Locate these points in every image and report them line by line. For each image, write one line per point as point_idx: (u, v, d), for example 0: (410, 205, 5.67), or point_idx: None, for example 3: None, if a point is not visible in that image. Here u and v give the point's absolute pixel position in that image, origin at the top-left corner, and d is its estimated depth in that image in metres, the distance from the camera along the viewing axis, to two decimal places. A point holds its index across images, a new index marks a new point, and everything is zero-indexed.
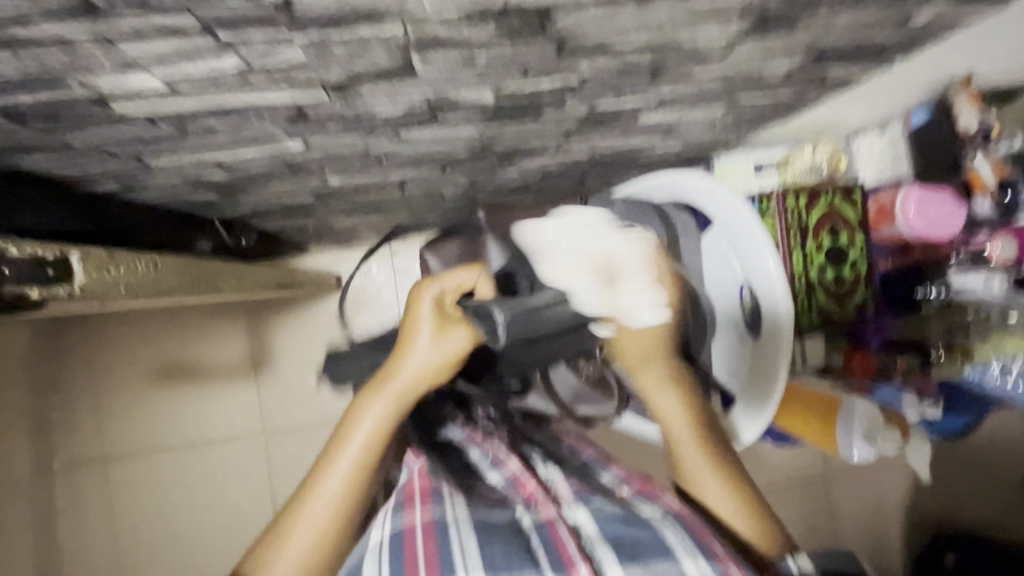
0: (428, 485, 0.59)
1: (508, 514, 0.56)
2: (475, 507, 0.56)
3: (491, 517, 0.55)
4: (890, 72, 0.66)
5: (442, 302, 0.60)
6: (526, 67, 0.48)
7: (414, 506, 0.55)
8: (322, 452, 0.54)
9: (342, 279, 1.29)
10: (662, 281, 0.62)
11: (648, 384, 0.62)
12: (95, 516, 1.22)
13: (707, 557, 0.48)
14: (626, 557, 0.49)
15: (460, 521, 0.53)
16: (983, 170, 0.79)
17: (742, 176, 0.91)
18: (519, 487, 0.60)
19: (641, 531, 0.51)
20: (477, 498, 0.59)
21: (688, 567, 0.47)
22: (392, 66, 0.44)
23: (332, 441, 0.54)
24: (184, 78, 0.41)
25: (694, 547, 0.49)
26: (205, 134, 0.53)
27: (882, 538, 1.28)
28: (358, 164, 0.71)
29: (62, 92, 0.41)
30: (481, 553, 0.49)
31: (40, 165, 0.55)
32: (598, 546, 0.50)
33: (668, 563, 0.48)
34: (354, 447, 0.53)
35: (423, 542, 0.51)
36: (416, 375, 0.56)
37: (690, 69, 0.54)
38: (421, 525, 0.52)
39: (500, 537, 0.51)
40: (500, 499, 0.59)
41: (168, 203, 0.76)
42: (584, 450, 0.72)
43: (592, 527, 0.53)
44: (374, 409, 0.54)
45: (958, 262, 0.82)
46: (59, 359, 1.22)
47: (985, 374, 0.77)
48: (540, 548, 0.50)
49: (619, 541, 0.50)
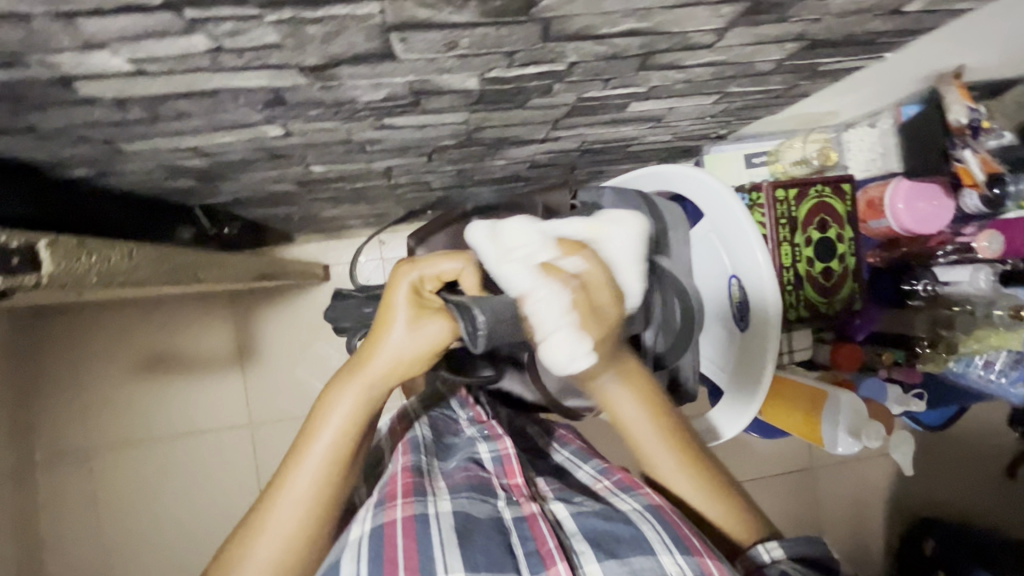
0: (410, 481, 0.55)
1: (490, 507, 0.54)
2: (457, 497, 0.54)
3: (472, 509, 0.53)
4: (881, 63, 0.65)
5: (416, 288, 0.56)
6: (511, 52, 0.46)
7: (394, 501, 0.52)
8: (291, 448, 0.53)
9: (328, 269, 1.27)
10: (588, 322, 0.55)
11: (603, 392, 0.59)
12: (76, 509, 1.20)
13: (683, 551, 0.48)
14: (604, 553, 0.49)
15: (442, 514, 0.51)
16: (972, 165, 0.78)
17: (732, 168, 0.91)
18: (505, 471, 0.59)
19: (619, 526, 0.51)
20: (461, 480, 0.57)
21: (665, 562, 0.48)
22: (371, 48, 0.42)
23: (301, 437, 0.52)
24: (151, 58, 0.39)
25: (673, 543, 0.49)
26: (179, 118, 0.51)
27: (864, 527, 1.30)
28: (341, 152, 0.69)
29: (21, 71, 0.39)
30: (461, 551, 0.48)
31: (6, 148, 0.52)
32: (578, 542, 0.50)
33: (646, 558, 0.48)
34: (322, 442, 0.51)
35: (404, 538, 0.49)
36: (386, 368, 0.53)
37: (679, 56, 0.52)
38: (402, 520, 0.50)
39: (480, 532, 0.50)
40: (483, 483, 0.57)
41: (145, 189, 0.74)
42: (571, 443, 0.72)
43: (572, 523, 0.53)
44: (342, 400, 0.52)
45: (946, 255, 0.83)
46: (36, 349, 1.20)
47: (969, 367, 0.82)
48: (520, 548, 0.50)
49: (598, 537, 0.50)
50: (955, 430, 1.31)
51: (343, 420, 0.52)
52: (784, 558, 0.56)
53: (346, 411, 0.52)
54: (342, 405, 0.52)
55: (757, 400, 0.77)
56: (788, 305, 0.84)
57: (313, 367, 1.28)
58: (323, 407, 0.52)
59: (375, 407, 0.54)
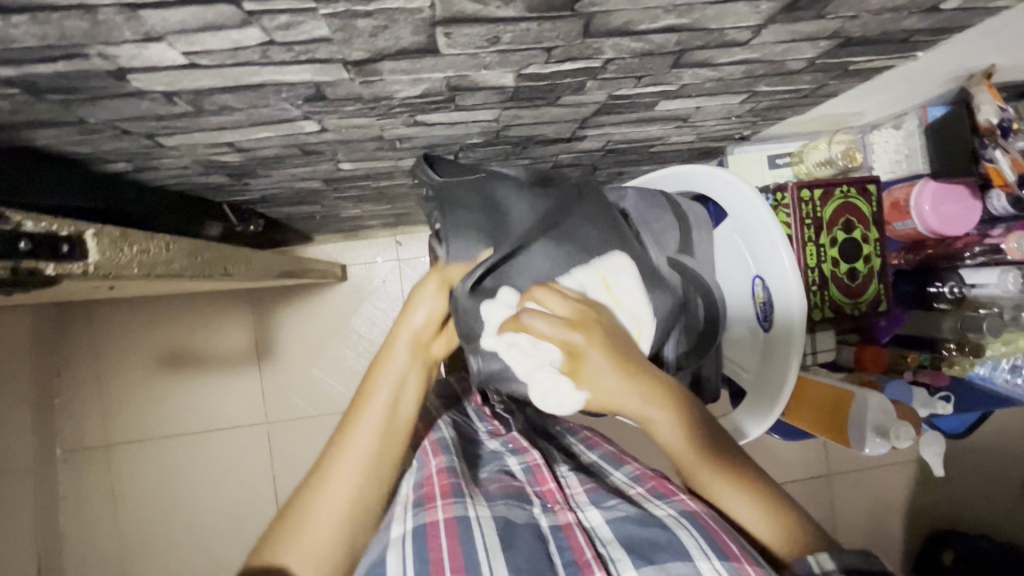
0: (448, 482, 0.57)
1: (527, 514, 0.56)
2: (494, 505, 0.57)
3: (512, 514, 0.55)
4: (912, 62, 0.65)
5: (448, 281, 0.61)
6: (549, 47, 0.47)
7: (435, 503, 0.54)
8: (340, 427, 0.57)
9: (346, 269, 1.28)
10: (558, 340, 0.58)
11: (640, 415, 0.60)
12: (98, 503, 1.22)
13: (720, 556, 0.47)
14: (641, 560, 0.49)
15: (481, 518, 0.53)
16: (1001, 165, 0.76)
17: (756, 168, 0.91)
18: (537, 479, 0.62)
19: (657, 532, 0.51)
20: (496, 489, 0.60)
21: (702, 567, 0.47)
22: (416, 43, 0.43)
23: (349, 415, 0.57)
24: (205, 50, 0.41)
25: (710, 550, 0.48)
26: (221, 113, 0.52)
27: (882, 538, 1.28)
28: (372, 149, 0.70)
29: (79, 63, 0.40)
30: (505, 556, 0.49)
31: (53, 141, 0.54)
32: (614, 549, 0.51)
33: (683, 564, 0.47)
34: (373, 406, 0.56)
35: (447, 541, 0.51)
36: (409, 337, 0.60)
37: (714, 54, 0.53)
38: (444, 522, 0.52)
39: (522, 538, 0.52)
40: (517, 492, 0.60)
41: (177, 184, 0.75)
42: (599, 446, 0.74)
43: (607, 530, 0.54)
44: (390, 369, 0.58)
45: (973, 257, 0.83)
46: (63, 344, 1.22)
47: (995, 371, 0.81)
48: (558, 556, 0.51)
49: (635, 542, 0.51)
50: (976, 439, 1.29)
51: (392, 384, 0.58)
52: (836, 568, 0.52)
53: (399, 373, 0.58)
54: (396, 366, 0.59)
55: (780, 403, 0.77)
56: (812, 306, 0.84)
57: (330, 366, 1.29)
58: (374, 376, 0.58)
59: (400, 432, 0.57)
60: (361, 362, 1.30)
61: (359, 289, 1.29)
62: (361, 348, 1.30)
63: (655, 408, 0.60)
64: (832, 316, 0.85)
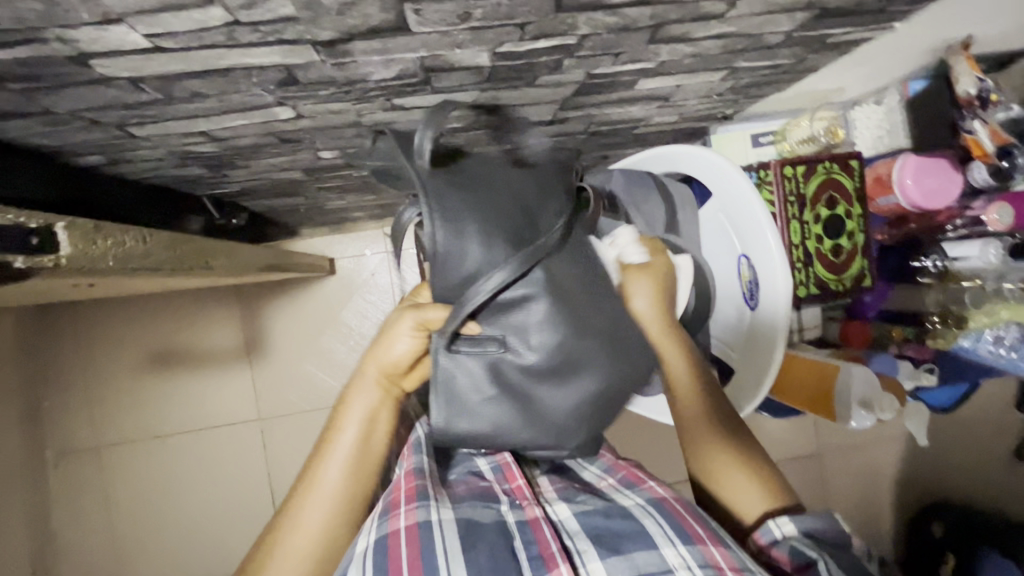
0: (414, 485, 0.57)
1: (494, 512, 0.56)
2: (460, 505, 0.56)
3: (477, 516, 0.55)
4: (890, 33, 0.65)
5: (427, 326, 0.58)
6: (523, 23, 0.46)
7: (399, 509, 0.54)
8: (311, 460, 0.59)
9: (335, 263, 1.28)
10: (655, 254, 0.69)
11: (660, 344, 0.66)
12: (91, 506, 1.22)
13: (685, 541, 0.49)
14: (606, 550, 0.50)
15: (444, 520, 0.53)
16: (980, 136, 0.77)
17: (739, 147, 0.92)
18: (506, 478, 0.61)
19: (622, 522, 0.52)
20: (462, 491, 0.60)
21: (668, 554, 0.49)
22: (385, 20, 0.42)
23: (319, 449, 0.59)
24: (167, 32, 0.40)
25: (675, 535, 0.50)
26: (191, 100, 0.51)
27: (873, 512, 1.30)
28: (350, 136, 0.69)
29: (38, 48, 0.39)
30: (465, 560, 0.50)
31: (18, 133, 0.53)
32: (581, 541, 0.52)
33: (648, 552, 0.49)
34: (343, 439, 0.59)
35: (409, 551, 0.50)
36: (378, 371, 0.60)
37: (690, 28, 0.53)
38: (407, 529, 0.51)
39: (484, 539, 0.52)
40: (486, 492, 0.59)
41: (154, 177, 0.74)
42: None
43: (574, 522, 0.54)
44: (358, 404, 0.60)
45: (955, 230, 0.85)
46: (47, 347, 1.21)
47: (979, 342, 0.80)
48: (524, 550, 0.52)
49: (602, 535, 0.52)
50: (965, 415, 1.31)
51: (361, 419, 0.59)
52: (795, 533, 0.57)
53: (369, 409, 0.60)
54: (365, 402, 0.60)
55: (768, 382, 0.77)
56: (798, 282, 0.84)
57: (322, 361, 1.28)
58: (342, 411, 0.60)
59: (368, 455, 0.59)
60: (352, 356, 1.29)
61: (348, 282, 1.29)
62: (352, 342, 1.29)
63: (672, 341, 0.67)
64: (817, 293, 0.85)
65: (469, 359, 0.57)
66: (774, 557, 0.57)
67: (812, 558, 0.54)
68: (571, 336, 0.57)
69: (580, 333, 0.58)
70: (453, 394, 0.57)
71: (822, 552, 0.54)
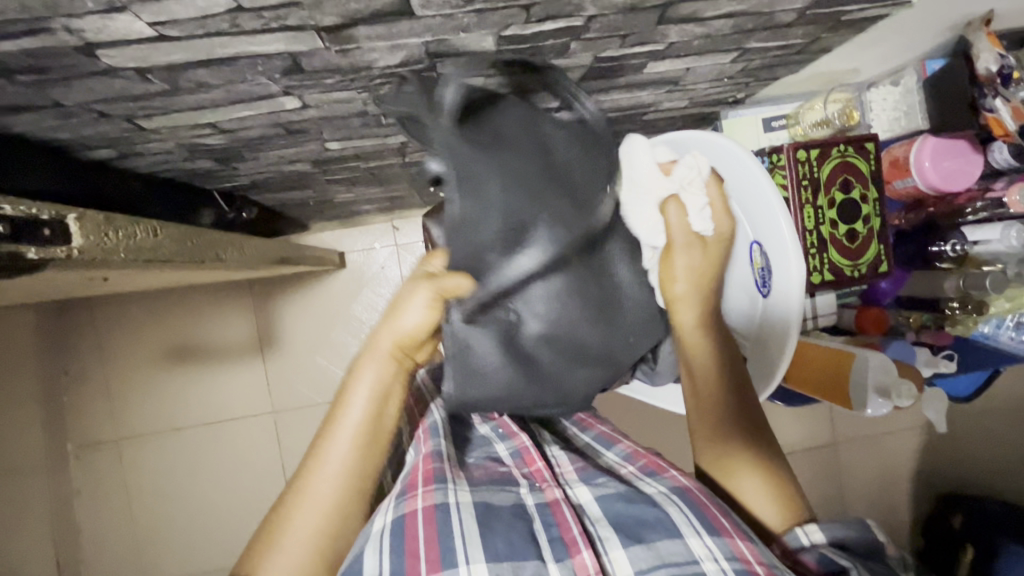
0: (431, 467, 0.57)
1: (512, 496, 0.56)
2: (478, 489, 0.56)
3: (494, 499, 0.55)
4: (907, 10, 0.63)
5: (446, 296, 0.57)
6: (528, 4, 0.46)
7: (416, 490, 0.54)
8: (319, 435, 0.59)
9: (344, 256, 1.28)
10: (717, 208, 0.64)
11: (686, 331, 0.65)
12: (110, 496, 1.24)
13: (711, 533, 0.48)
14: (630, 538, 0.50)
15: (462, 504, 0.53)
16: (1001, 115, 0.73)
17: (751, 132, 0.89)
18: (525, 462, 0.62)
19: (646, 509, 0.52)
20: (480, 475, 0.60)
21: (693, 545, 0.48)
22: (389, 4, 0.42)
23: (327, 424, 0.59)
24: (172, 21, 0.40)
25: (701, 526, 0.49)
26: (198, 90, 0.51)
27: (890, 502, 1.28)
28: (357, 126, 0.69)
29: (46, 39, 0.39)
30: (483, 544, 0.49)
31: (30, 127, 0.53)
32: (602, 527, 0.52)
33: (672, 542, 0.49)
34: (352, 412, 0.58)
35: (426, 529, 0.50)
36: (391, 343, 0.59)
37: (699, 7, 0.52)
38: (424, 510, 0.52)
39: (502, 521, 0.52)
40: (504, 477, 0.60)
41: (164, 170, 0.74)
42: (593, 427, 0.71)
43: (595, 507, 0.54)
44: (366, 376, 0.59)
45: (974, 212, 0.82)
46: (65, 341, 1.23)
47: (999, 328, 0.81)
48: (544, 533, 0.51)
49: (623, 521, 0.52)
50: (984, 404, 1.28)
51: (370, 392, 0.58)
52: (823, 542, 0.56)
53: (378, 382, 0.59)
54: (373, 375, 0.59)
55: (778, 373, 0.76)
56: (811, 269, 0.83)
57: (333, 354, 1.29)
58: (350, 383, 0.59)
59: (378, 426, 0.59)
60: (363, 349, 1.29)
61: (358, 276, 1.29)
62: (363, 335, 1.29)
63: (702, 331, 0.65)
64: (832, 280, 0.83)
65: (482, 331, 0.59)
66: (798, 557, 0.55)
67: (836, 562, 0.52)
68: (575, 313, 0.60)
69: (581, 301, 0.60)
70: (466, 362, 0.59)
71: (852, 560, 0.52)
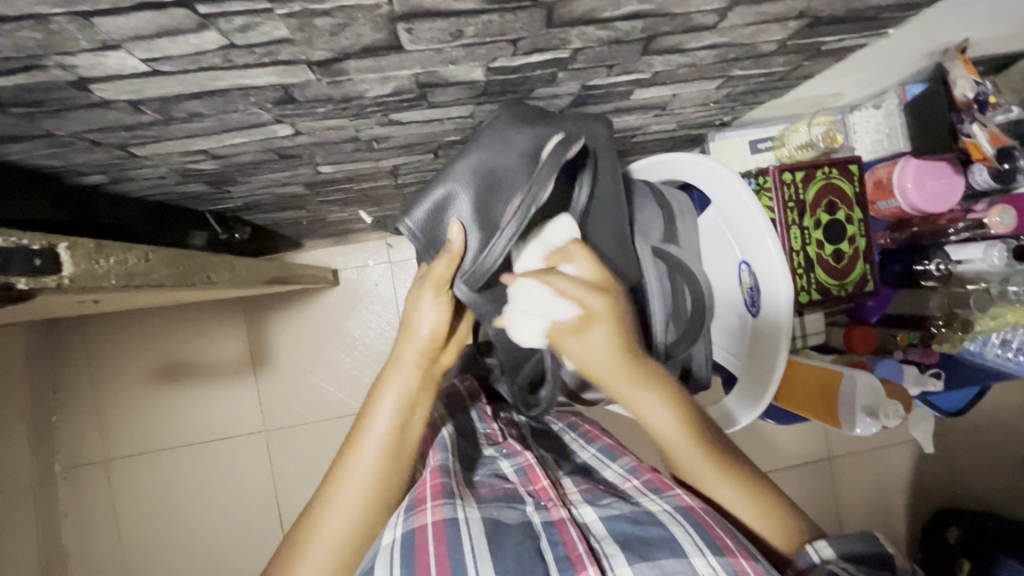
0: (439, 482, 0.55)
1: (520, 514, 0.55)
2: (485, 506, 0.55)
3: (503, 517, 0.54)
4: (886, 39, 0.65)
5: (443, 284, 0.59)
6: (515, 39, 0.47)
7: (425, 504, 0.53)
8: (340, 455, 0.58)
9: (338, 274, 1.28)
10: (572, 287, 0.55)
11: (622, 394, 0.57)
12: (100, 519, 1.22)
13: (716, 552, 0.47)
14: (636, 556, 0.48)
15: (471, 519, 0.52)
16: (979, 139, 0.76)
17: (737, 154, 0.91)
18: (530, 479, 0.60)
19: (649, 529, 0.51)
20: (486, 492, 0.59)
21: (698, 564, 0.47)
22: (378, 39, 0.43)
23: (350, 440, 0.58)
24: (164, 57, 0.40)
25: (704, 544, 0.48)
26: (190, 120, 0.52)
27: (885, 518, 1.28)
28: (348, 151, 0.69)
29: (39, 74, 0.40)
30: (492, 557, 0.48)
31: (23, 155, 0.54)
32: (607, 544, 0.51)
33: (676, 561, 0.47)
34: (380, 420, 0.57)
35: (435, 543, 0.49)
36: (415, 352, 0.60)
37: (683, 39, 0.53)
38: (433, 525, 0.50)
39: (512, 539, 0.51)
40: (510, 494, 0.59)
41: (156, 194, 0.75)
42: (598, 439, 0.70)
43: (601, 527, 0.53)
44: (394, 387, 0.59)
45: (957, 233, 0.83)
46: (56, 361, 1.22)
47: (985, 346, 0.83)
48: (549, 552, 0.50)
49: (628, 540, 0.50)
50: (974, 419, 1.29)
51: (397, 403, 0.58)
52: (835, 557, 0.54)
53: (407, 390, 0.59)
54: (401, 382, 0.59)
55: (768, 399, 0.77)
56: (800, 288, 0.84)
57: (326, 371, 1.29)
58: (377, 397, 0.59)
59: (405, 430, 0.58)
60: (357, 366, 1.29)
61: (352, 293, 1.29)
62: (356, 352, 1.29)
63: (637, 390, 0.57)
64: (820, 299, 0.84)
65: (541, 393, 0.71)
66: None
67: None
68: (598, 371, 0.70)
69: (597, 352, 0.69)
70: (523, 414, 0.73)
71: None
